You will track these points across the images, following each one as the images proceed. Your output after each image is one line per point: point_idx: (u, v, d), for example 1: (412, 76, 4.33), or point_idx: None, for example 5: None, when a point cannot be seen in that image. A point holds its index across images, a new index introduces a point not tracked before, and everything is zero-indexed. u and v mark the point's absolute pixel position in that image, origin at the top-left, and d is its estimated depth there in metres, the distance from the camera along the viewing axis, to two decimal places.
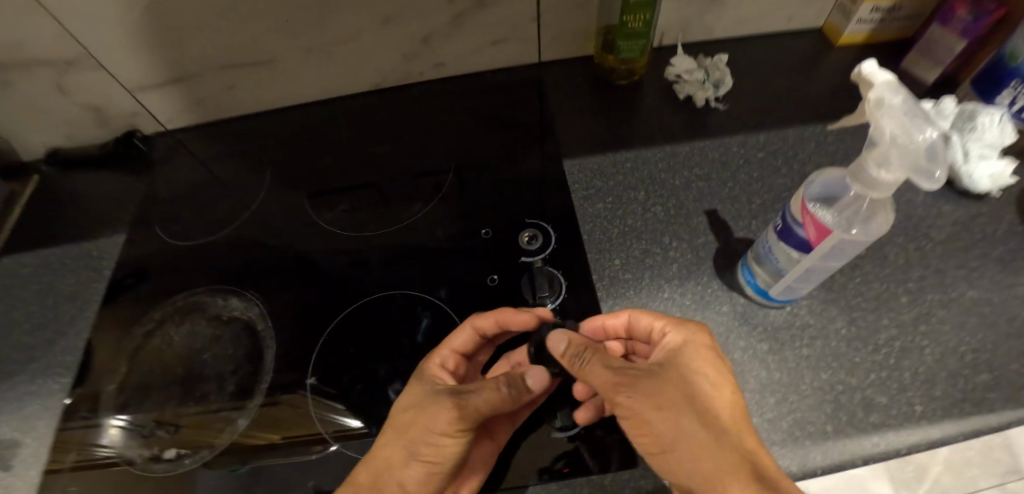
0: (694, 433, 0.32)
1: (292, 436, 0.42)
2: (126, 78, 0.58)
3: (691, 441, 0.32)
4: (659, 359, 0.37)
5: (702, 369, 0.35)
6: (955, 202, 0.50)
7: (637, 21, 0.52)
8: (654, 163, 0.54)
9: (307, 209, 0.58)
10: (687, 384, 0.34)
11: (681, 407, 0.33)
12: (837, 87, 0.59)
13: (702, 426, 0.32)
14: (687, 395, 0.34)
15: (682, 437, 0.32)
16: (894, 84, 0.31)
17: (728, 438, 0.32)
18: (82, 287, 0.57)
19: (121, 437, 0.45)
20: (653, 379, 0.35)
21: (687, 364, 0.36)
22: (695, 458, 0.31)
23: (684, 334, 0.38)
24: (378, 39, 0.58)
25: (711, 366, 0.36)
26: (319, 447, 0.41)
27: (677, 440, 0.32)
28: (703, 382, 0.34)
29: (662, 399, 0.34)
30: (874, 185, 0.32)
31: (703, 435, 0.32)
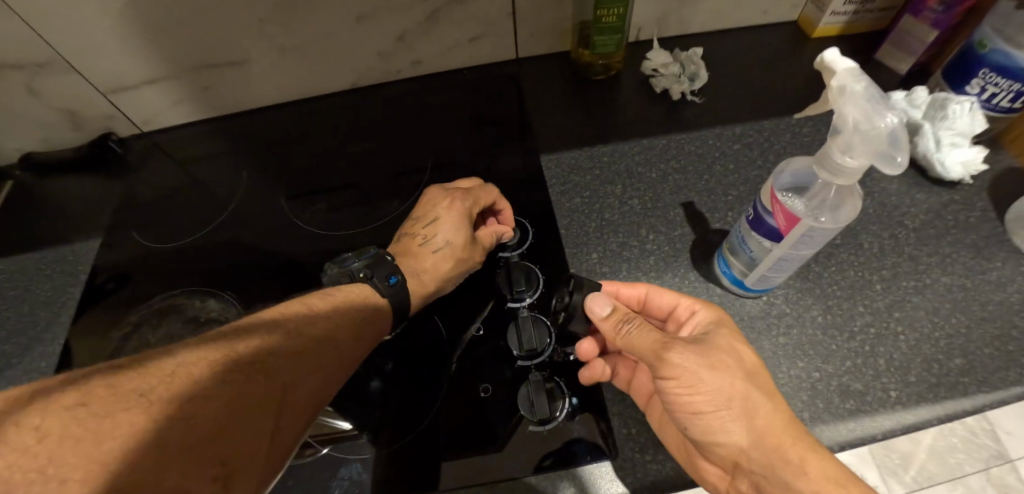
0: (758, 404, 0.34)
1: None
2: (98, 79, 0.58)
3: (747, 410, 0.34)
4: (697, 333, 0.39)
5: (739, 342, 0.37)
6: (928, 190, 0.51)
7: (611, 15, 0.52)
8: (632, 156, 0.54)
9: (285, 210, 0.57)
10: (735, 353, 0.36)
11: (735, 369, 0.35)
12: (813, 79, 0.59)
13: (758, 397, 0.34)
14: (737, 360, 0.36)
15: (742, 405, 0.34)
16: (855, 71, 0.31)
17: (778, 403, 0.34)
18: (57, 292, 0.56)
19: None
20: (705, 345, 0.36)
21: (726, 335, 0.38)
22: (755, 426, 0.33)
23: (719, 313, 0.40)
24: (353, 37, 0.58)
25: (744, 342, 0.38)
26: (310, 451, 0.41)
27: (736, 410, 0.34)
28: (745, 354, 0.37)
29: (719, 365, 0.35)
30: (839, 173, 0.33)
31: (758, 398, 0.34)
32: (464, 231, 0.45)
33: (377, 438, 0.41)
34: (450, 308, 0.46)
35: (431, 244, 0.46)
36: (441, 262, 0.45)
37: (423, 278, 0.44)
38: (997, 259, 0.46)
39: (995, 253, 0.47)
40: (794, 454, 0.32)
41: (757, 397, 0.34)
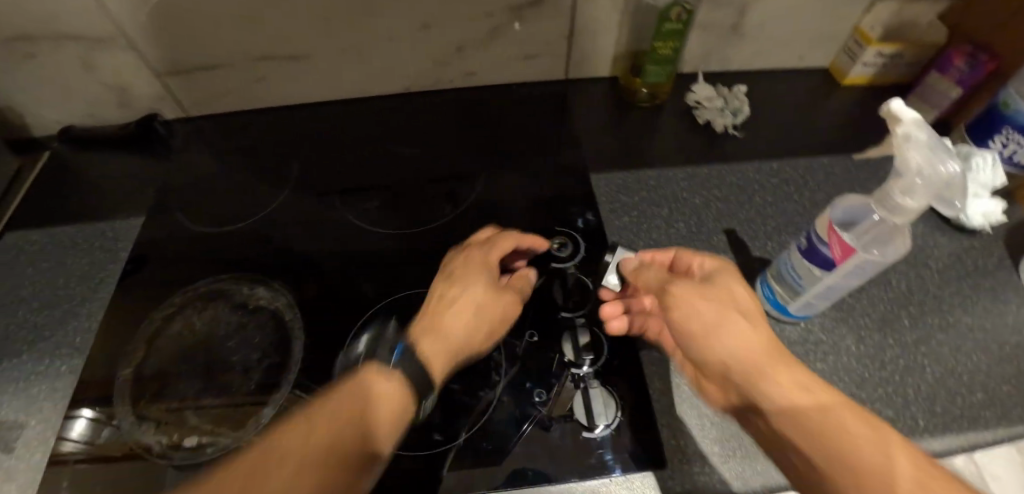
0: (745, 328, 0.35)
1: None
2: (157, 60, 0.58)
3: (742, 337, 0.35)
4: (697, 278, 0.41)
5: (735, 284, 0.39)
6: (949, 235, 0.55)
7: (667, 47, 0.55)
8: (676, 182, 0.57)
9: (334, 205, 0.58)
10: (740, 298, 0.38)
11: (724, 301, 0.37)
12: (843, 123, 0.63)
13: (755, 329, 0.35)
14: (729, 297, 0.37)
15: (735, 333, 0.35)
16: (920, 122, 0.34)
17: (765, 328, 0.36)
18: (95, 269, 0.55)
19: (150, 427, 0.44)
20: (702, 287, 0.38)
21: (736, 285, 0.39)
22: (747, 348, 0.34)
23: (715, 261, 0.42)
24: (415, 44, 0.60)
25: (740, 284, 0.39)
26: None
27: (732, 336, 0.35)
28: (739, 294, 0.38)
29: (715, 300, 0.37)
30: (896, 210, 0.36)
31: (745, 325, 0.35)
32: (484, 275, 0.44)
33: (432, 437, 0.41)
34: None
35: (454, 294, 0.44)
36: (466, 309, 0.42)
37: (453, 332, 0.41)
38: (1014, 304, 0.50)
39: (1011, 299, 0.50)
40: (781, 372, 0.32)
41: (754, 329, 0.35)
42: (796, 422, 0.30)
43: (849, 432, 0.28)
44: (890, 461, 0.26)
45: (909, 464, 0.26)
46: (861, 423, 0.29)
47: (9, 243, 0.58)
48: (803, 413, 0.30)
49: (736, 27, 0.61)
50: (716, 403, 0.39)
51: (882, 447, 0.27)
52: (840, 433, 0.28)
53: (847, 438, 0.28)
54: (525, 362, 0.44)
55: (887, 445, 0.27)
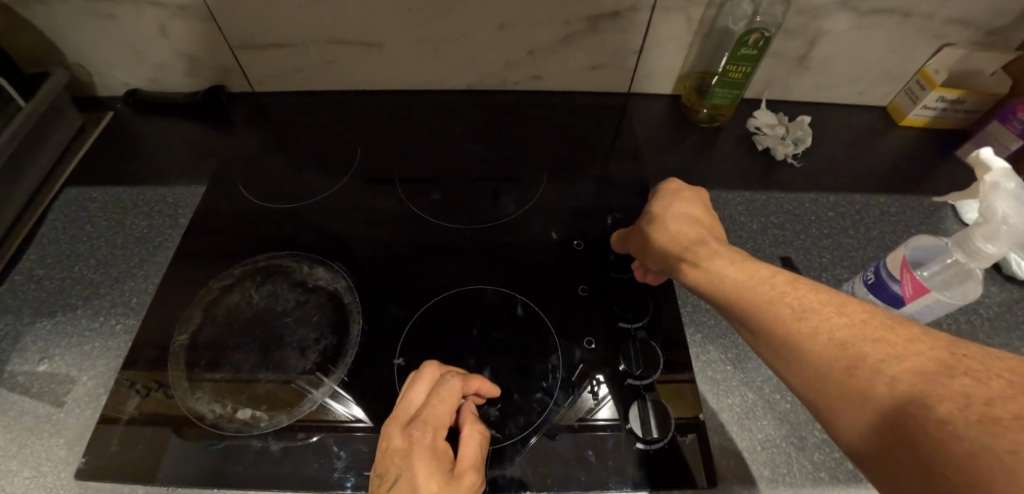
0: (659, 231, 0.42)
1: (329, 421, 0.42)
2: (232, 35, 0.59)
3: (673, 240, 0.40)
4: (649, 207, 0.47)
5: (668, 199, 0.44)
6: (1000, 285, 0.55)
7: (738, 72, 0.56)
8: (733, 205, 0.57)
9: (394, 193, 0.59)
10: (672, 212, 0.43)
11: (655, 218, 0.43)
12: (899, 163, 0.64)
13: (668, 227, 0.41)
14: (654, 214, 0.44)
15: (669, 238, 0.40)
16: (1010, 172, 0.34)
17: (685, 229, 0.40)
18: (154, 233, 0.56)
19: (204, 395, 0.44)
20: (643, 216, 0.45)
21: (660, 201, 0.45)
22: (677, 246, 0.39)
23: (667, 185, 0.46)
24: (487, 43, 0.60)
25: (680, 198, 0.44)
26: (301, 435, 0.42)
27: (665, 241, 0.40)
28: (670, 207, 0.43)
29: (646, 219, 0.44)
30: (975, 255, 0.37)
31: (664, 228, 0.41)
32: (449, 403, 0.35)
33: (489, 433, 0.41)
34: (562, 315, 0.48)
35: (423, 421, 0.34)
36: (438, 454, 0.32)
37: (432, 470, 0.31)
38: None
39: None
40: (704, 263, 0.35)
41: (680, 231, 0.40)
42: (746, 322, 0.29)
43: (790, 323, 0.26)
44: (830, 334, 0.25)
45: (844, 329, 0.24)
46: (786, 302, 0.28)
47: (71, 198, 0.59)
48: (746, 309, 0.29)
49: (804, 58, 0.62)
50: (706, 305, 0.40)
51: (818, 320, 0.26)
52: (784, 328, 0.26)
53: (787, 323, 0.26)
54: (583, 368, 0.44)
55: (819, 316, 0.26)
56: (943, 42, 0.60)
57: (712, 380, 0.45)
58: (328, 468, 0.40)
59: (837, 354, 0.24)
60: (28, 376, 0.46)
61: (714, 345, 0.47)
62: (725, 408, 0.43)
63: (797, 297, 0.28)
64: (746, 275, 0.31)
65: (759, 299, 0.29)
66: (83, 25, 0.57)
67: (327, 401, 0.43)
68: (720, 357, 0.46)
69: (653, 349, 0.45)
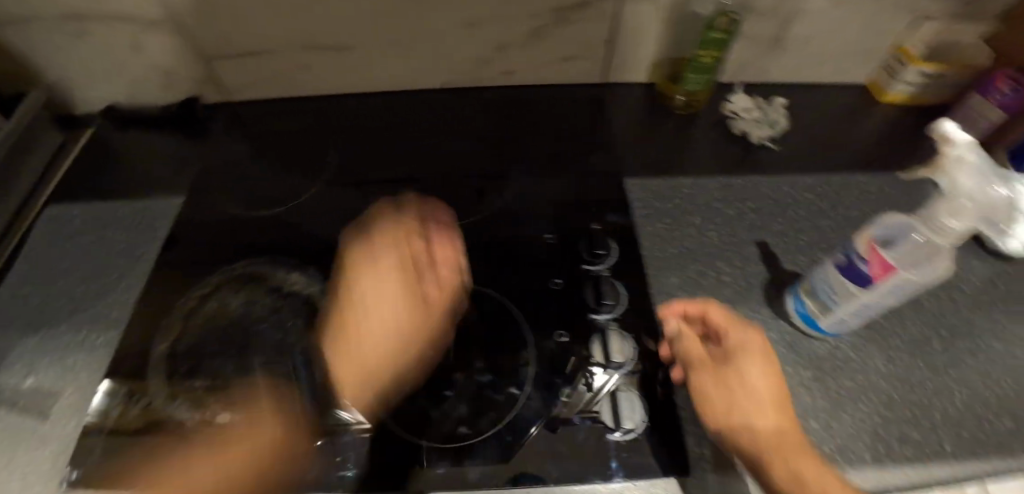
0: (752, 386, 0.40)
1: (340, 424, 0.43)
2: (202, 46, 0.59)
3: (744, 354, 0.42)
4: (738, 341, 0.43)
5: (747, 358, 0.42)
6: (982, 260, 0.54)
7: (709, 57, 0.55)
8: (709, 190, 0.56)
9: (368, 196, 0.59)
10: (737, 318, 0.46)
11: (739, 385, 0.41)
12: (881, 141, 0.62)
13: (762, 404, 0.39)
14: (734, 370, 0.41)
15: (733, 356, 0.42)
16: (971, 144, 0.34)
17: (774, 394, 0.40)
18: (134, 244, 0.56)
19: (177, 403, 0.44)
20: (726, 352, 0.43)
21: (747, 360, 0.42)
22: (740, 371, 0.41)
23: (739, 334, 0.43)
24: (457, 40, 0.60)
25: (749, 348, 0.42)
26: (310, 440, 0.42)
27: (729, 355, 0.43)
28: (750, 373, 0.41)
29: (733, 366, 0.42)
30: (941, 232, 0.36)
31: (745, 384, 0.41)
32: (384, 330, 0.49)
33: (460, 430, 0.41)
34: (534, 310, 0.47)
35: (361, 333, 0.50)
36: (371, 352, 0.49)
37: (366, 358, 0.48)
38: None
39: None
40: (753, 376, 0.41)
41: (755, 349, 0.42)
42: (729, 408, 0.40)
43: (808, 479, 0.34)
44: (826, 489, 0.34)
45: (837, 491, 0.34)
46: (793, 466, 0.35)
47: (53, 215, 0.60)
48: (745, 406, 0.39)
49: (778, 39, 0.60)
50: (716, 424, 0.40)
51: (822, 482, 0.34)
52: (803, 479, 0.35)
53: (768, 420, 0.39)
54: (552, 362, 0.44)
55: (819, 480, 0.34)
56: (921, 16, 0.58)
57: None
58: (302, 471, 0.41)
59: (790, 441, 0.37)
60: (13, 392, 0.47)
61: None
62: None
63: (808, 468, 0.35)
64: (773, 428, 0.38)
65: (767, 399, 0.39)
66: (54, 44, 0.57)
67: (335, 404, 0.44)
68: None
69: (619, 336, 0.44)
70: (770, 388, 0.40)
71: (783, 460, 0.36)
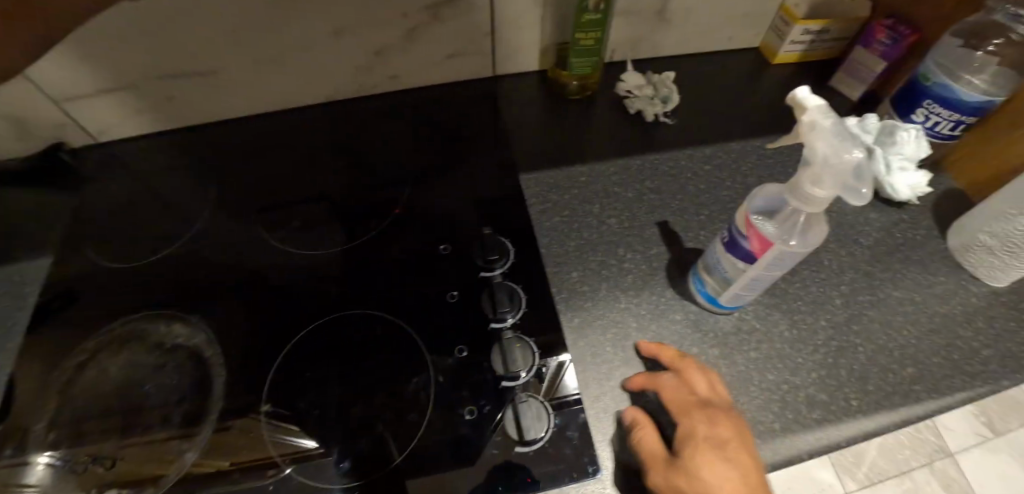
0: (724, 459, 0.34)
1: (287, 453, 0.41)
2: (46, 89, 0.53)
3: (693, 444, 0.35)
4: (702, 406, 0.38)
5: (714, 423, 0.36)
6: (880, 210, 0.55)
7: (589, 38, 0.53)
8: (608, 176, 0.55)
9: (257, 229, 0.55)
10: (688, 391, 0.39)
11: (711, 456, 0.34)
12: (777, 102, 0.62)
13: (730, 480, 0.33)
14: (703, 442, 0.35)
15: (683, 447, 0.35)
16: (824, 109, 0.33)
17: (744, 469, 0.34)
18: (2, 316, 0.52)
19: (60, 485, 0.41)
20: (691, 421, 0.37)
21: (715, 428, 0.36)
22: (692, 468, 0.34)
23: (702, 399, 0.38)
24: (330, 50, 0.56)
25: (715, 414, 0.37)
26: (271, 472, 0.40)
27: (680, 447, 0.36)
28: (717, 443, 0.35)
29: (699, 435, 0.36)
30: (808, 200, 0.34)
31: (711, 456, 0.34)
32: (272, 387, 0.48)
33: (362, 466, 0.40)
34: (432, 327, 0.45)
35: None
36: None
37: None
38: (940, 274, 0.51)
39: (938, 269, 0.51)
40: (708, 474, 0.33)
41: (704, 435, 0.36)
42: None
43: None
44: None
45: None
46: None
47: None
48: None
49: (662, 11, 0.59)
50: None
51: None
52: None
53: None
54: (454, 379, 0.42)
55: None
56: None
57: (592, 364, 0.44)
58: None
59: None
60: None
61: (593, 327, 0.45)
62: (606, 392, 0.42)
63: None
64: None
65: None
66: None
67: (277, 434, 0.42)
68: (600, 339, 0.45)
69: (516, 341, 0.43)
70: (741, 463, 0.35)
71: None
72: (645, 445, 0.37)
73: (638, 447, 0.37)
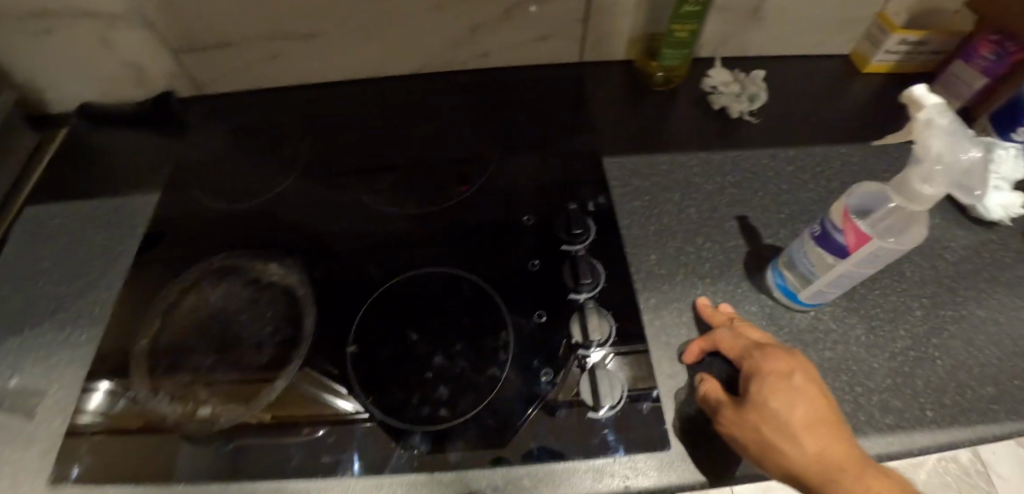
0: (789, 388, 0.35)
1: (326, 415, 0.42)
2: (171, 38, 0.58)
3: (758, 380, 0.36)
4: (759, 348, 0.39)
5: (774, 360, 0.37)
6: (967, 228, 0.54)
7: (685, 30, 0.54)
8: (689, 167, 0.56)
9: (346, 186, 0.59)
10: (745, 339, 0.40)
11: (773, 389, 0.35)
12: (863, 111, 0.62)
13: (799, 409, 0.34)
14: (763, 378, 0.36)
15: (747, 386, 0.37)
16: (942, 107, 0.32)
17: (812, 396, 0.35)
18: (114, 241, 0.56)
19: (157, 398, 0.45)
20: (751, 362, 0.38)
21: (775, 363, 0.37)
22: (761, 401, 0.35)
23: (759, 343, 0.40)
24: (429, 23, 0.59)
25: (773, 352, 0.38)
26: (307, 430, 0.41)
27: (747, 387, 0.37)
28: (781, 376, 0.36)
29: (761, 372, 0.37)
30: (915, 199, 0.34)
31: (775, 387, 0.35)
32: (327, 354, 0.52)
33: (439, 413, 0.42)
34: (512, 292, 0.47)
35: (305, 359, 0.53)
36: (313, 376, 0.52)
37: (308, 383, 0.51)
38: None
39: None
40: (776, 403, 0.34)
41: (769, 371, 0.36)
42: (761, 444, 0.34)
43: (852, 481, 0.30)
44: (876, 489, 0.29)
45: None
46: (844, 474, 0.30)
47: (32, 216, 0.59)
48: (774, 433, 0.33)
49: (756, 11, 0.59)
50: (758, 450, 0.34)
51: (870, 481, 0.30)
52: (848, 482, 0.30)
53: (807, 447, 0.32)
54: (532, 342, 0.44)
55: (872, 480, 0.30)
56: None
57: (666, 344, 0.45)
58: (282, 459, 0.41)
59: (835, 467, 0.31)
60: None
61: (668, 309, 0.46)
62: (678, 373, 0.43)
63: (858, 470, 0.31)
64: (815, 434, 0.33)
65: (802, 420, 0.33)
66: (21, 42, 0.56)
67: (319, 393, 0.43)
68: (675, 321, 0.46)
69: (594, 312, 0.44)
70: (812, 393, 0.35)
71: (830, 488, 0.31)
72: (714, 395, 0.38)
73: (706, 399, 0.39)
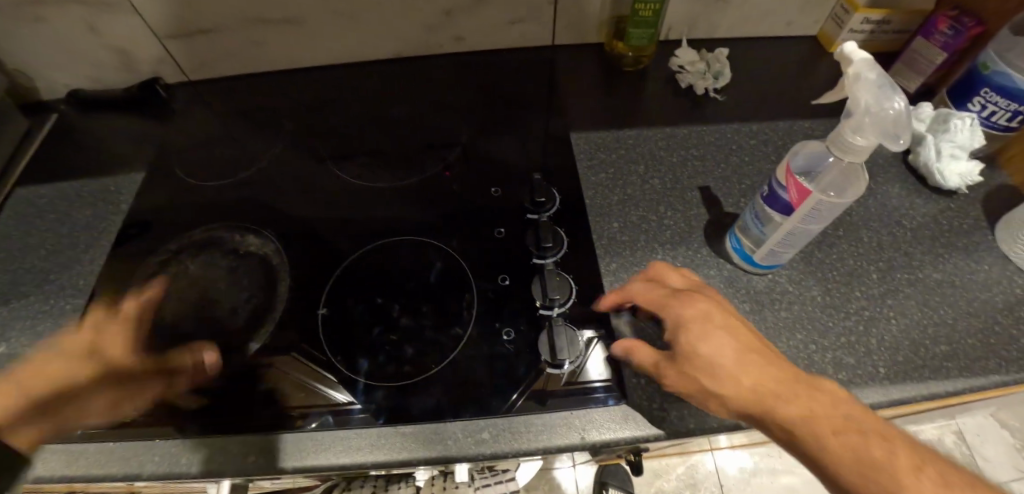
0: (708, 330, 0.35)
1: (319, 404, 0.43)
2: (156, 24, 0.60)
3: (680, 327, 0.36)
4: (674, 294, 0.38)
5: (687, 304, 0.37)
6: (926, 198, 0.55)
7: (648, 10, 0.56)
8: (654, 141, 0.58)
9: (325, 164, 0.61)
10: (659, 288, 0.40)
11: (694, 334, 0.35)
12: (828, 88, 0.63)
13: (722, 348, 0.34)
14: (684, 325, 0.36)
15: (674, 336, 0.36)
16: (869, 63, 0.34)
17: (734, 333, 0.35)
18: (100, 218, 0.59)
19: None
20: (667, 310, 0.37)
21: (690, 304, 0.37)
22: (689, 348, 0.35)
23: (673, 288, 0.39)
24: (404, 7, 0.61)
25: (689, 295, 0.38)
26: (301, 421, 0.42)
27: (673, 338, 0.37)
28: (698, 318, 0.36)
29: (679, 319, 0.36)
30: (848, 150, 0.35)
31: (695, 332, 0.35)
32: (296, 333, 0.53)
33: (405, 369, 0.43)
34: (477, 257, 0.49)
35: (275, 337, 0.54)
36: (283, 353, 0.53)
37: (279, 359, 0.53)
38: (985, 263, 0.50)
39: (984, 258, 0.51)
40: (703, 348, 0.34)
41: (689, 315, 0.36)
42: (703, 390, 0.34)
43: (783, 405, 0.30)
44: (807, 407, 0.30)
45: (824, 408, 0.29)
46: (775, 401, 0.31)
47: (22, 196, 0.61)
48: (709, 379, 0.34)
49: None
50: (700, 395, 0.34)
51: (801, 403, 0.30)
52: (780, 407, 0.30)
53: (738, 386, 0.32)
54: (495, 302, 0.46)
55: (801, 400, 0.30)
56: None
57: None
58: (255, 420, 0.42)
59: (767, 396, 0.31)
60: None
61: (628, 273, 0.48)
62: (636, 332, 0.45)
63: (788, 396, 0.31)
64: (742, 368, 0.33)
65: (729, 361, 0.33)
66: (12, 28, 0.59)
67: (311, 382, 0.44)
68: None
69: (554, 274, 0.46)
70: (733, 329, 0.35)
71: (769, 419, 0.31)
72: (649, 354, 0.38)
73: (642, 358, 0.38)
